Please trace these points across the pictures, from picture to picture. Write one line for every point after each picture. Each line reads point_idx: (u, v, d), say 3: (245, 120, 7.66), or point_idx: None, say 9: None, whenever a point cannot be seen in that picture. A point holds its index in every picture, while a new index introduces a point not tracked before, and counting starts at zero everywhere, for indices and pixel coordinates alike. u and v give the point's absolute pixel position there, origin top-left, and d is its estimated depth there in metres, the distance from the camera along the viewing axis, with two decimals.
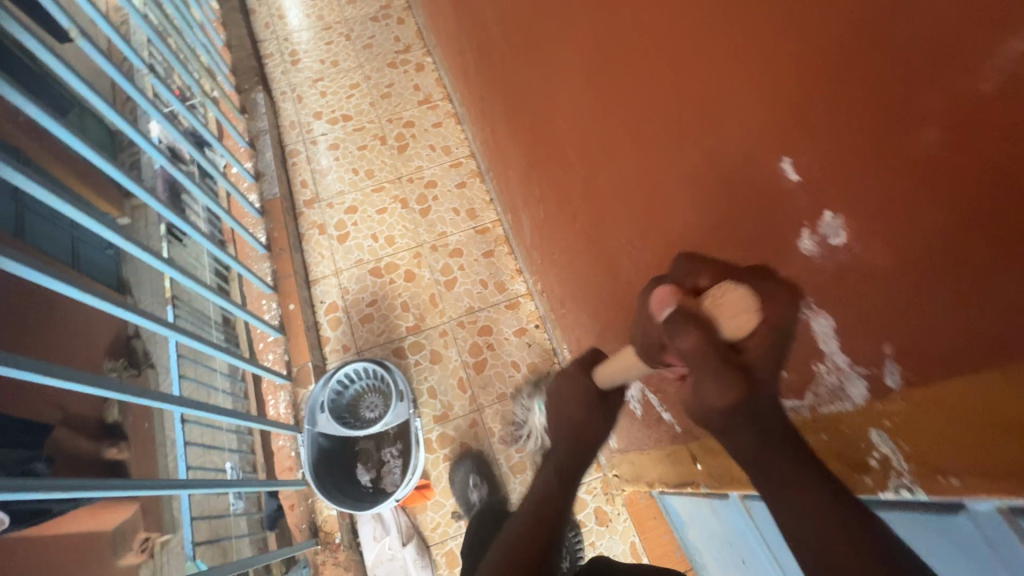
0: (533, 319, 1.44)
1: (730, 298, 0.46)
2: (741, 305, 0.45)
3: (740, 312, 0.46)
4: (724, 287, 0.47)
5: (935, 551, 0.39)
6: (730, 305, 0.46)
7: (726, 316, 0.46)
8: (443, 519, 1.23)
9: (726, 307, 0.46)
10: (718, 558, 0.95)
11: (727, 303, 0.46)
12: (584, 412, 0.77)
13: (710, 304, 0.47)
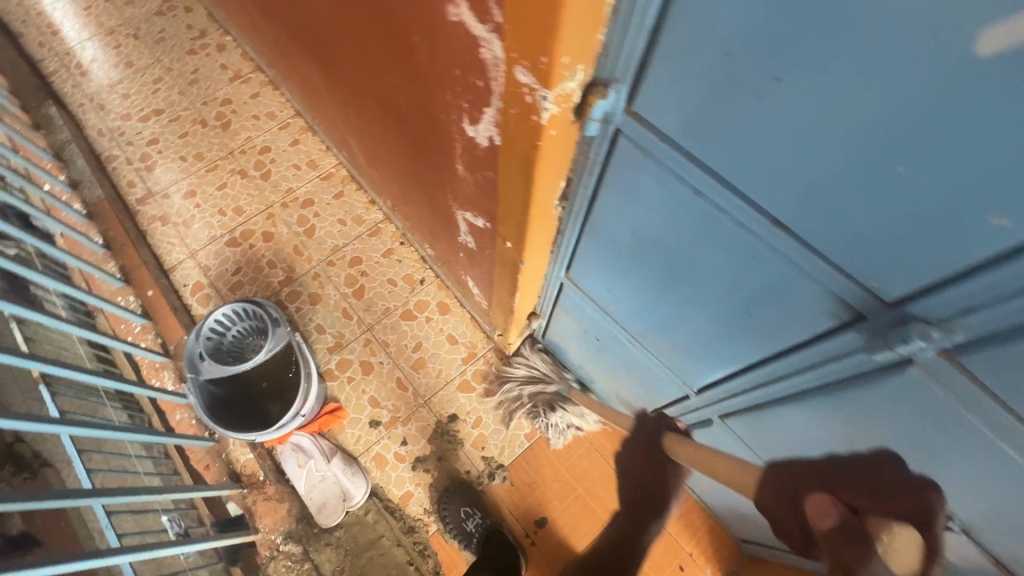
0: (397, 239, 1.52)
1: (906, 538, 0.45)
2: (918, 547, 0.45)
3: (914, 557, 0.45)
4: (898, 525, 0.46)
5: (659, 194, 0.59)
6: (905, 544, 0.45)
7: (898, 559, 0.44)
8: (364, 432, 1.30)
9: (904, 551, 0.44)
10: (589, 354, 1.17)
11: (902, 546, 0.45)
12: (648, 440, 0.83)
13: (881, 542, 0.45)
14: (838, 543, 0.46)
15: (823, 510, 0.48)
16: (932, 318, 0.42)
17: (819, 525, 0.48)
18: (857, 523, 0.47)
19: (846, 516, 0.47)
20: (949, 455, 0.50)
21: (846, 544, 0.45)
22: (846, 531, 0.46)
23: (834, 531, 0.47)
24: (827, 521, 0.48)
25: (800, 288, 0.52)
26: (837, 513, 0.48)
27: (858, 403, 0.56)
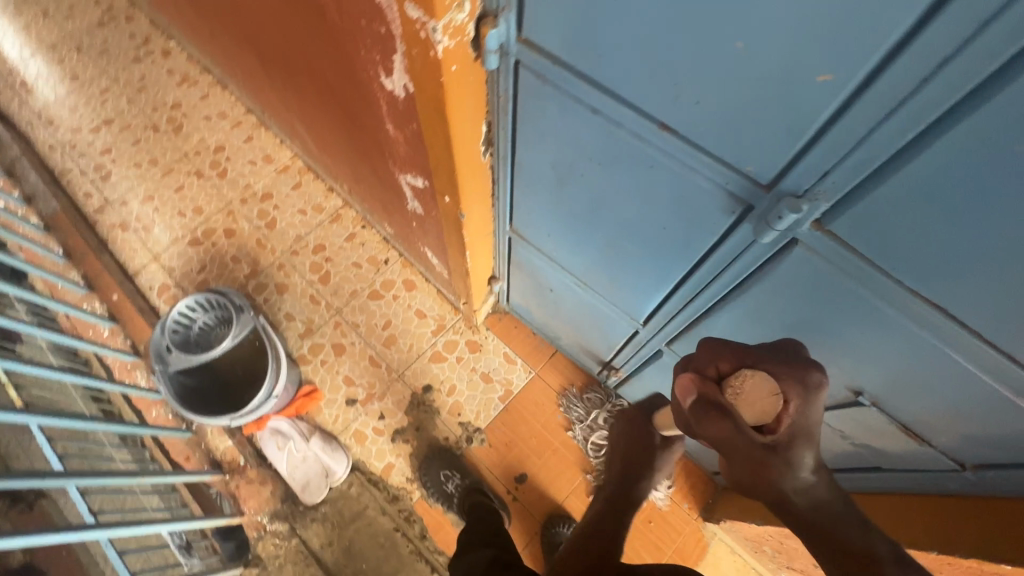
0: (359, 223, 1.54)
1: (756, 386, 0.44)
2: (768, 391, 0.44)
3: (767, 399, 0.44)
4: (746, 370, 0.45)
5: (564, 120, 0.62)
6: (751, 391, 0.44)
7: (749, 404, 0.44)
8: (341, 411, 1.33)
9: (747, 395, 0.44)
10: (550, 309, 1.20)
11: (752, 393, 0.44)
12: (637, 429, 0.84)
13: (732, 393, 0.45)
14: (702, 419, 0.45)
15: (685, 388, 0.47)
16: (800, 192, 0.46)
17: (684, 402, 0.47)
18: (717, 396, 0.46)
19: (703, 385, 0.46)
20: (848, 327, 0.55)
21: (708, 413, 0.45)
22: (706, 405, 0.45)
23: (696, 408, 0.46)
24: (690, 399, 0.47)
25: (696, 190, 0.56)
26: (697, 390, 0.46)
27: (768, 296, 0.60)
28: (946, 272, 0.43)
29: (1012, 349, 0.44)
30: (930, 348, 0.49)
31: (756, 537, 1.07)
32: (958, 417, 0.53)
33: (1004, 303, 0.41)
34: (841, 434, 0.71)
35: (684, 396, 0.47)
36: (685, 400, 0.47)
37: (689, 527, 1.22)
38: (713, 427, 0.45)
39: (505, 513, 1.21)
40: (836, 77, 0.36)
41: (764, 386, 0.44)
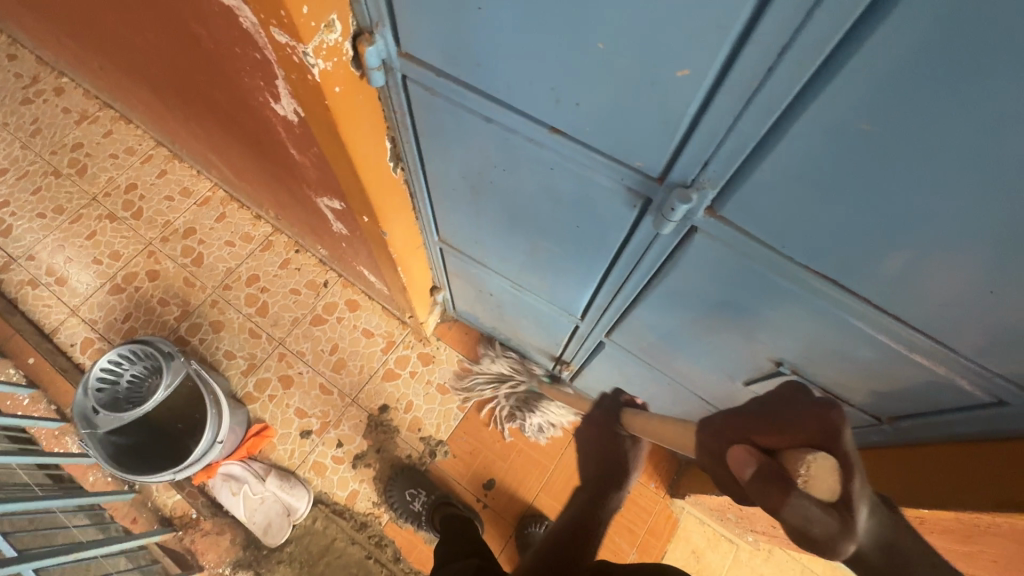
0: (292, 248, 1.48)
1: (828, 467, 0.35)
2: (838, 472, 0.35)
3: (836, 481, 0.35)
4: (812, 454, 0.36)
5: (462, 129, 0.60)
6: (821, 476, 0.35)
7: (819, 488, 0.35)
8: (297, 445, 1.28)
9: (818, 481, 0.35)
10: (493, 312, 1.20)
11: (823, 476, 0.35)
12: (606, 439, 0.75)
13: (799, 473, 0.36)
14: (763, 496, 0.37)
15: (741, 459, 0.39)
16: (689, 182, 0.46)
17: (742, 476, 0.39)
18: (777, 468, 0.37)
19: (760, 458, 0.38)
20: (758, 303, 0.57)
21: (766, 488, 0.37)
22: (769, 481, 0.37)
23: (757, 482, 0.37)
24: (748, 472, 0.38)
25: (598, 188, 0.56)
26: (757, 462, 0.38)
27: (682, 281, 0.61)
28: (830, 246, 0.44)
29: (898, 310, 0.46)
30: (831, 316, 0.51)
31: (720, 507, 1.10)
32: (866, 376, 0.56)
33: (891, 271, 0.43)
34: None
35: (740, 468, 0.39)
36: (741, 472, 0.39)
37: (658, 506, 1.24)
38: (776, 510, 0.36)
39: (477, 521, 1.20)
40: (694, 72, 0.37)
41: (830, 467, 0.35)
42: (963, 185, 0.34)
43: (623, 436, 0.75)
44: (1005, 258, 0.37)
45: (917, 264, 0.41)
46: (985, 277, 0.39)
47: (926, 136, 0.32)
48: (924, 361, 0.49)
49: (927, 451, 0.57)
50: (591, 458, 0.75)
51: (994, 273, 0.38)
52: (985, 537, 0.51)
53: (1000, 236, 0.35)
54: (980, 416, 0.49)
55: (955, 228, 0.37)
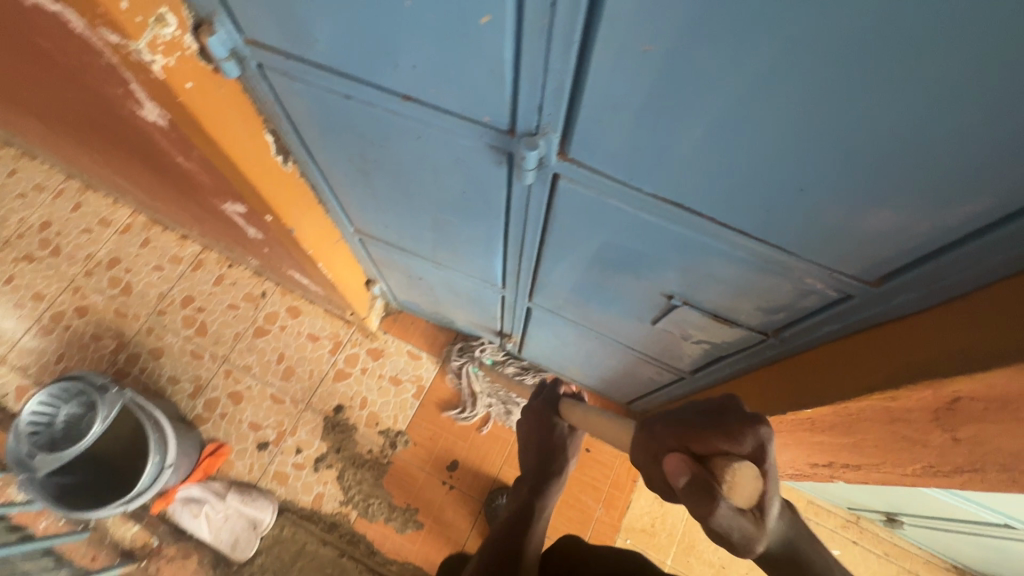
0: (224, 263, 1.45)
1: (744, 474, 0.34)
2: (755, 478, 0.34)
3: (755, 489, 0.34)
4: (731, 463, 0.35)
5: (335, 112, 0.60)
6: (739, 485, 0.34)
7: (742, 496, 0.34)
8: (255, 458, 1.27)
9: (735, 489, 0.34)
10: (430, 296, 1.20)
11: (745, 485, 0.34)
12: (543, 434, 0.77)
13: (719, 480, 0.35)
14: (692, 503, 0.36)
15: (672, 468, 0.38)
16: (534, 129, 0.48)
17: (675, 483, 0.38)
18: (705, 477, 0.36)
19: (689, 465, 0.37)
20: (635, 241, 0.59)
21: (696, 499, 0.36)
22: (697, 486, 0.36)
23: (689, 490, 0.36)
24: (681, 478, 0.37)
25: (466, 151, 0.57)
26: (688, 468, 0.37)
27: (572, 231, 0.63)
28: (678, 172, 0.46)
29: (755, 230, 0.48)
30: (702, 246, 0.53)
31: None
32: (744, 297, 0.59)
33: (742, 197, 0.45)
34: (685, 336, 0.74)
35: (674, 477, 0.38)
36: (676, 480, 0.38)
37: (618, 460, 1.28)
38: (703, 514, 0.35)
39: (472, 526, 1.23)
40: (494, 18, 0.38)
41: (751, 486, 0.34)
42: (806, 112, 0.35)
43: (558, 424, 0.76)
44: (874, 177, 0.38)
45: (796, 186, 0.42)
46: (859, 199, 0.40)
47: (748, 69, 0.34)
48: (782, 271, 0.52)
49: (809, 355, 0.60)
50: (533, 449, 0.78)
51: (866, 192, 0.39)
52: (857, 424, 0.55)
53: (837, 159, 0.38)
54: (838, 313, 0.53)
55: (831, 149, 0.37)
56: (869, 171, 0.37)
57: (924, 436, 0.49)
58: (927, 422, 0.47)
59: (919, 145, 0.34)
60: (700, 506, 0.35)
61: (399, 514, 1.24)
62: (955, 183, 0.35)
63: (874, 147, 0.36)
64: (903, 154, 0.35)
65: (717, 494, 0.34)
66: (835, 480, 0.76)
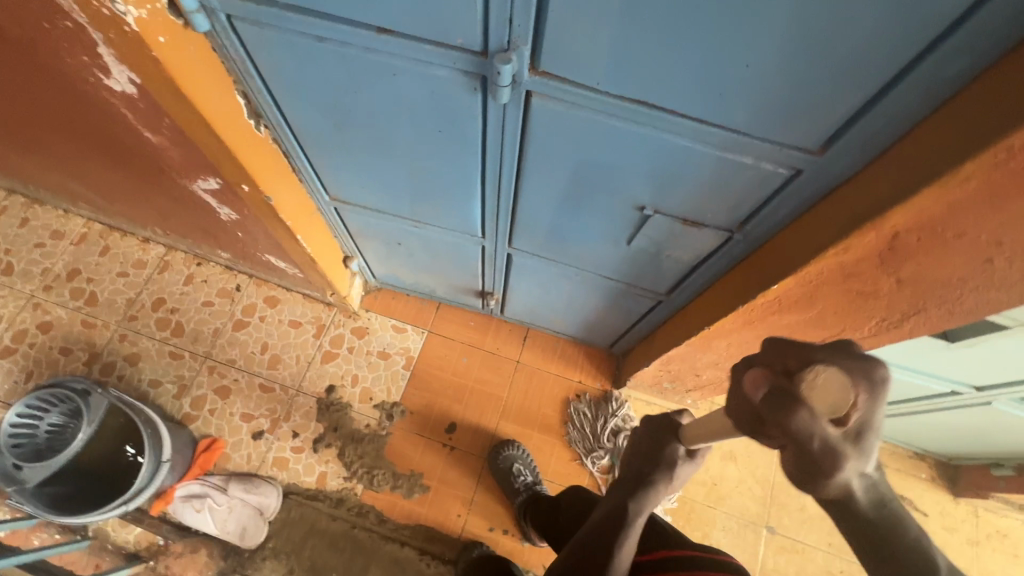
0: (193, 262, 1.43)
1: (832, 381, 0.35)
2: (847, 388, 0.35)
3: (845, 397, 0.35)
4: (820, 375, 0.36)
5: (308, 60, 0.62)
6: (829, 390, 0.35)
7: (825, 400, 0.35)
8: (251, 448, 1.26)
9: (824, 397, 0.35)
10: (409, 265, 1.23)
11: (827, 388, 0.35)
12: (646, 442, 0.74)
13: (802, 387, 0.36)
14: (769, 414, 0.37)
15: (755, 379, 0.39)
16: (505, 46, 0.52)
17: (757, 394, 0.39)
18: (787, 384, 0.37)
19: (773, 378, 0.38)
20: (606, 153, 0.63)
21: (775, 404, 0.37)
22: (780, 400, 0.37)
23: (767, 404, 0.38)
24: (761, 393, 0.39)
25: (440, 83, 0.60)
26: (770, 382, 0.38)
27: (546, 157, 0.67)
28: (638, 69, 0.50)
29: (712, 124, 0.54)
30: (668, 148, 0.59)
31: (655, 381, 1.21)
32: (707, 198, 0.65)
33: (698, 90, 0.50)
34: (659, 252, 0.80)
35: (756, 388, 0.39)
36: (757, 391, 0.39)
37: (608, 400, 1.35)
38: (787, 426, 0.36)
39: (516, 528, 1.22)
40: None
41: (839, 391, 0.35)
42: None
43: (674, 445, 0.71)
44: (807, 48, 0.43)
45: (742, 64, 0.46)
46: (797, 75, 0.46)
47: None
48: (739, 158, 0.57)
49: (771, 243, 0.67)
50: (635, 457, 0.75)
51: (802, 67, 0.45)
52: (817, 292, 0.62)
53: (774, 37, 0.43)
54: (790, 192, 0.59)
55: (770, 27, 0.42)
56: (801, 45, 0.43)
57: (873, 287, 0.57)
58: (874, 269, 0.54)
59: (840, 11, 0.39)
60: (780, 415, 0.36)
61: (405, 480, 1.26)
62: (875, 46, 0.41)
63: (803, 19, 0.41)
64: (831, 23, 0.40)
65: (799, 396, 0.36)
66: None
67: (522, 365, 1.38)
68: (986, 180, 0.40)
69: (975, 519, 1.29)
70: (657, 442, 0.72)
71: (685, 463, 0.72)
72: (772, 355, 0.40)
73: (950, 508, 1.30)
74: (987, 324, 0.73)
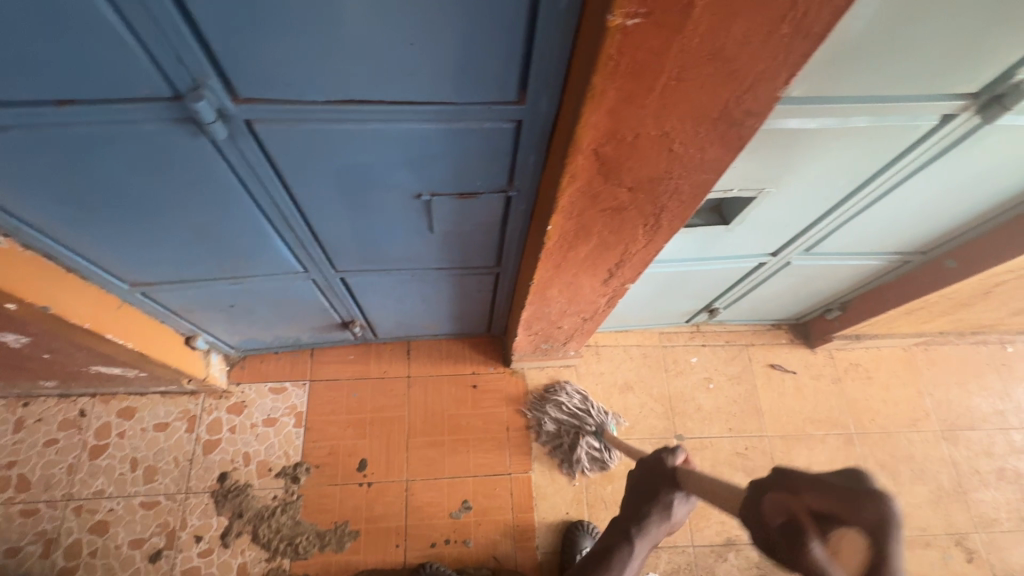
0: (17, 404, 1.26)
1: (850, 541, 0.36)
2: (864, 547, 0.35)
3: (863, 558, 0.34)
4: (840, 525, 0.37)
5: (2, 151, 0.58)
6: (847, 549, 0.35)
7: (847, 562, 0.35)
8: (153, 573, 1.16)
9: (843, 554, 0.36)
10: (257, 323, 1.18)
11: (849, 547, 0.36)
12: (636, 487, 0.77)
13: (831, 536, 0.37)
14: (787, 543, 0.40)
15: (776, 508, 0.43)
16: (193, 84, 0.52)
17: (777, 521, 0.42)
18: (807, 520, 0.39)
19: (794, 508, 0.41)
20: (355, 155, 0.65)
21: (791, 541, 0.40)
22: (794, 532, 0.40)
23: (788, 536, 0.40)
24: (781, 519, 0.42)
25: (158, 137, 0.59)
26: (790, 509, 0.41)
27: (306, 175, 0.68)
28: (325, 72, 0.52)
29: (425, 105, 0.57)
30: (404, 136, 0.62)
31: (534, 345, 1.27)
32: (467, 170, 0.69)
33: (390, 79, 0.53)
34: (463, 230, 0.84)
35: (777, 515, 0.43)
36: (776, 518, 0.42)
37: (504, 379, 1.39)
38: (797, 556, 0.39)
39: (454, 541, 1.23)
40: None
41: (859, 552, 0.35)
42: None
43: (669, 487, 0.73)
44: (446, 18, 0.47)
45: (406, 42, 0.49)
46: (458, 42, 0.50)
47: None
48: (465, 124, 0.61)
49: (539, 190, 0.72)
50: (634, 496, 0.78)
51: (456, 34, 0.49)
52: (583, 220, 0.68)
53: (416, 15, 0.47)
54: (524, 143, 0.64)
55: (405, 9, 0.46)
56: (441, 16, 0.47)
57: (617, 201, 0.64)
58: (605, 185, 0.61)
59: None
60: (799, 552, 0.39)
61: (332, 535, 1.22)
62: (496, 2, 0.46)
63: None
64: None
65: (814, 537, 0.38)
66: (628, 287, 0.93)
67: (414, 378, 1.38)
68: (620, 90, 0.46)
69: (833, 361, 1.50)
70: (654, 480, 0.74)
71: (681, 505, 0.75)
72: (795, 491, 0.42)
73: (812, 360, 1.50)
74: (742, 201, 0.85)
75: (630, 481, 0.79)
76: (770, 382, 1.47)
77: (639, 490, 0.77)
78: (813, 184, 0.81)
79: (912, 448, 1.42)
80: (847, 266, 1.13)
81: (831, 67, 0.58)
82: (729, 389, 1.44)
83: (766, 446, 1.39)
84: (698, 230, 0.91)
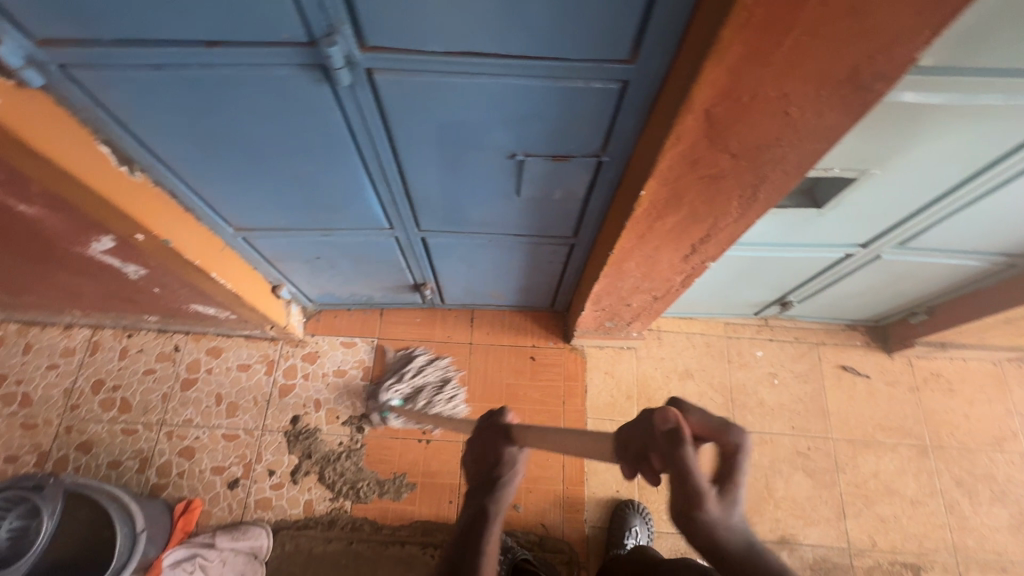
0: (122, 335, 1.40)
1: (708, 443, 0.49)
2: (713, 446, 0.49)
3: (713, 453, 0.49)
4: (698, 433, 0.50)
5: (152, 89, 0.64)
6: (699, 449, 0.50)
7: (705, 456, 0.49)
8: (230, 498, 1.26)
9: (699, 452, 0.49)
10: (336, 277, 1.24)
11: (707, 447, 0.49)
12: (487, 447, 0.72)
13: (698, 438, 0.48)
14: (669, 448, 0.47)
15: (665, 417, 0.48)
16: (328, 30, 0.55)
17: (663, 428, 0.48)
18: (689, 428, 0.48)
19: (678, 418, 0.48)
20: (460, 110, 0.67)
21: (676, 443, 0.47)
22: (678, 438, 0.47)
23: (668, 436, 0.48)
24: (666, 427, 0.48)
25: (287, 83, 0.63)
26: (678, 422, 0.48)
27: (410, 128, 0.71)
28: (451, 21, 0.54)
29: (538, 61, 0.59)
30: (510, 92, 0.64)
31: (597, 322, 1.27)
32: (565, 131, 0.70)
33: (510, 31, 0.55)
34: (548, 195, 0.86)
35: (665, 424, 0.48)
36: (665, 425, 0.48)
37: (562, 355, 1.40)
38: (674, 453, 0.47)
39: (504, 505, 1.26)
40: None
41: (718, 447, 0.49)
42: None
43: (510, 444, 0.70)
44: None
45: None
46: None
47: None
48: (572, 83, 0.62)
49: (633, 156, 0.73)
50: (479, 466, 0.72)
51: None
52: (677, 187, 0.68)
53: None
54: (626, 104, 0.65)
55: None
56: None
57: (717, 167, 0.63)
58: (709, 149, 0.60)
59: None
60: (673, 448, 0.47)
61: (390, 485, 1.28)
62: None
63: None
64: None
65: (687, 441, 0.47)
66: (708, 265, 0.91)
67: (475, 346, 1.42)
68: (747, 46, 0.46)
69: (911, 369, 1.42)
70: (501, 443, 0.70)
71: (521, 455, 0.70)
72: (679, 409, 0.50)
73: (889, 365, 1.42)
74: (840, 182, 0.82)
75: (478, 442, 0.73)
76: (839, 383, 1.40)
77: (489, 456, 0.71)
78: (923, 169, 0.77)
79: (994, 468, 1.33)
80: (942, 264, 1.06)
81: (972, 35, 0.54)
82: (794, 386, 1.40)
83: (829, 449, 1.34)
84: (786, 212, 0.89)
